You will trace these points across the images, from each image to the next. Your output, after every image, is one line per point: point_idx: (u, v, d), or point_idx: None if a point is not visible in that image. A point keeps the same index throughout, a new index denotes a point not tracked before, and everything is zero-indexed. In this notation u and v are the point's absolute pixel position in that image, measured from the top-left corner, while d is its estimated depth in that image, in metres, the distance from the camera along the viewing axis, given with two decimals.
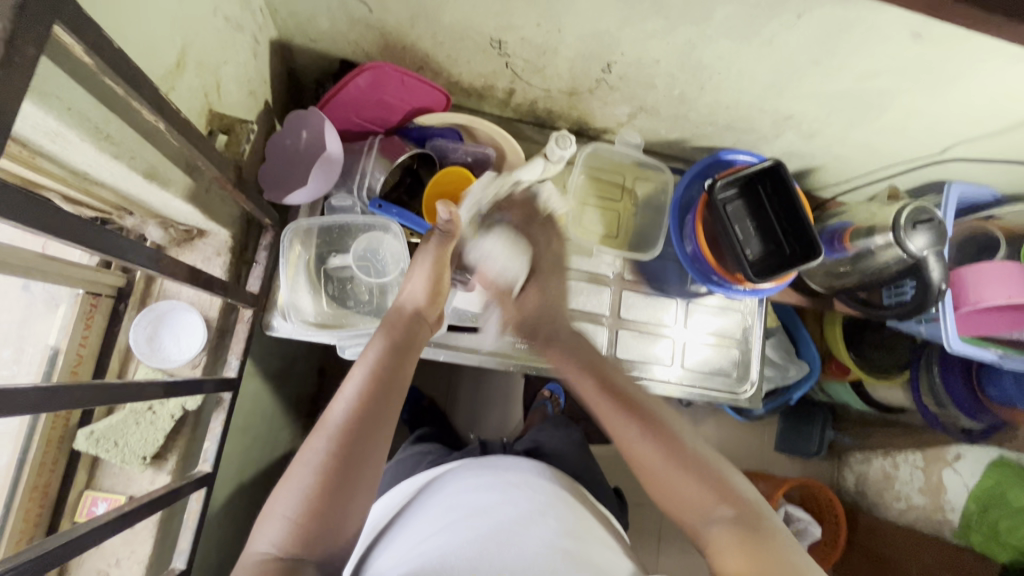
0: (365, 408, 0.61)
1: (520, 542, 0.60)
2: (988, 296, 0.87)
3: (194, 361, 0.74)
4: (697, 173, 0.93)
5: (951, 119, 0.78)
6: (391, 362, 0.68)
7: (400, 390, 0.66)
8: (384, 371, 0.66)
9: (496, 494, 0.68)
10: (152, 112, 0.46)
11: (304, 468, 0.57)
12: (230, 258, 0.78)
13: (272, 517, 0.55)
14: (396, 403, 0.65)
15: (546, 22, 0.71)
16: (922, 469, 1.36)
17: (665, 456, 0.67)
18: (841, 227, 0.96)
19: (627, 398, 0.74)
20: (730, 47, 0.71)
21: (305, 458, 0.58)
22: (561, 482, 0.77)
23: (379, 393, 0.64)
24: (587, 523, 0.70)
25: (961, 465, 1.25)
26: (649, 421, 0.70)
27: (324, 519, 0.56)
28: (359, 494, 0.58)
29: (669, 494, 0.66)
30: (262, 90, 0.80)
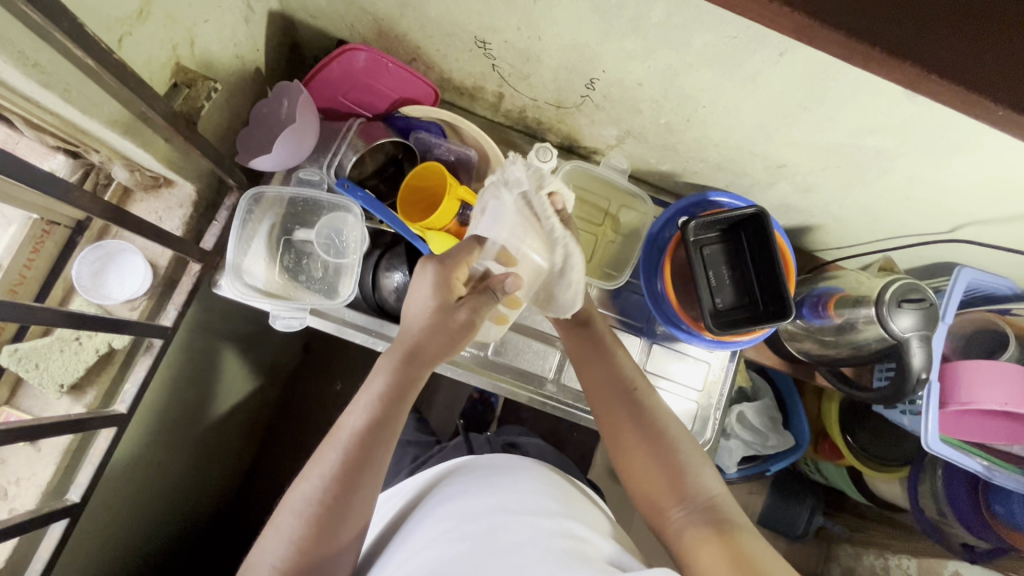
0: (352, 459, 0.63)
1: (514, 545, 0.57)
2: (983, 399, 0.79)
3: (133, 303, 0.76)
4: (679, 210, 0.89)
5: (957, 193, 0.71)
6: (389, 405, 0.66)
7: (393, 424, 0.66)
8: (381, 411, 0.66)
9: (483, 498, 0.66)
10: (76, 46, 0.47)
11: (293, 516, 0.61)
12: (191, 212, 0.80)
13: (260, 560, 0.61)
14: (388, 447, 0.66)
15: (527, 28, 0.69)
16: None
17: (645, 457, 0.72)
18: (828, 292, 0.89)
19: (618, 375, 0.77)
20: (712, 79, 0.67)
21: (296, 506, 0.62)
22: (548, 478, 0.74)
23: (370, 434, 0.64)
24: (584, 516, 0.68)
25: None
26: (632, 406, 0.75)
27: (307, 562, 0.61)
28: (345, 538, 0.63)
29: (642, 481, 0.72)
30: (254, 56, 0.82)
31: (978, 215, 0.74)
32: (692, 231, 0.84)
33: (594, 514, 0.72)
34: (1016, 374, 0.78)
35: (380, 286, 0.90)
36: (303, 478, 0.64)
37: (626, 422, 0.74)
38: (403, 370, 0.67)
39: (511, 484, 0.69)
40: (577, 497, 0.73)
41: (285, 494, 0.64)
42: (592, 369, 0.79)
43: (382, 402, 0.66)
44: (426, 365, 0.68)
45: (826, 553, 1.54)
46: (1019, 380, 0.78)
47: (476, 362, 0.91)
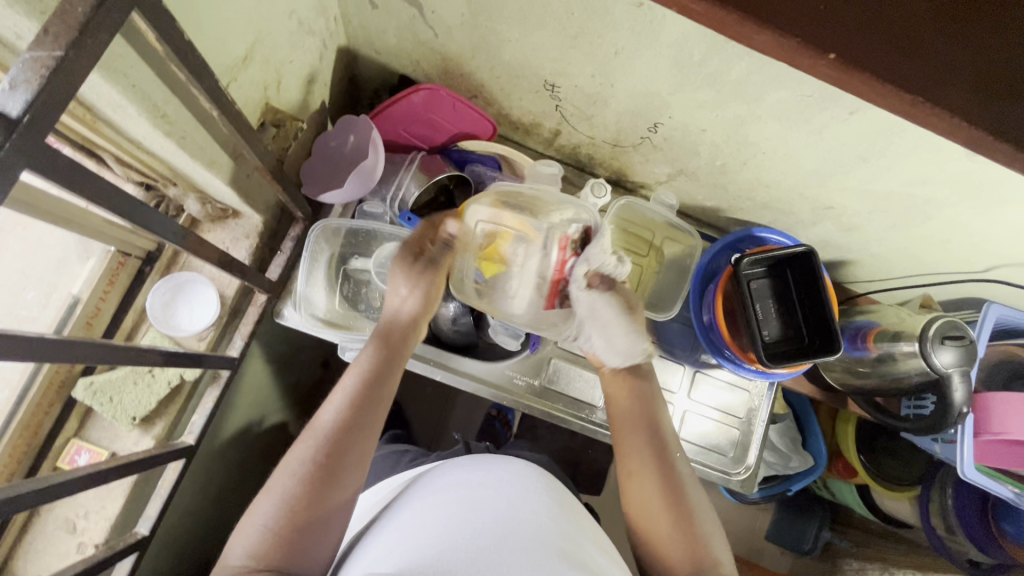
0: (345, 423, 0.67)
1: (515, 540, 0.56)
2: (1014, 429, 0.84)
3: (201, 335, 0.76)
4: (727, 245, 0.93)
5: (997, 239, 0.76)
6: (378, 377, 0.71)
7: (385, 397, 0.71)
8: (371, 379, 0.71)
9: (483, 490, 0.64)
10: (209, 101, 0.48)
11: (286, 477, 0.63)
12: (257, 243, 0.81)
13: (251, 525, 0.61)
14: (379, 421, 0.69)
15: (600, 76, 0.72)
16: None
17: (667, 518, 0.69)
18: (866, 327, 0.93)
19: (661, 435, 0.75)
20: (777, 131, 0.71)
21: (292, 466, 0.64)
22: (552, 480, 0.72)
23: (363, 402, 0.69)
24: (582, 526, 0.66)
25: None
26: (662, 462, 0.73)
27: (301, 528, 0.60)
28: (334, 513, 0.63)
29: (650, 534, 0.70)
30: (321, 91, 0.84)
31: (1012, 258, 0.79)
32: (743, 266, 0.87)
33: (595, 531, 0.69)
34: None
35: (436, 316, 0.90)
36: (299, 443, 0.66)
37: (660, 498, 0.71)
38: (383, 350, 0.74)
39: (511, 477, 0.68)
40: (569, 499, 0.71)
41: (282, 459, 0.65)
42: (623, 416, 0.78)
43: (372, 372, 0.71)
44: (407, 348, 0.77)
45: None
46: None
47: (530, 391, 0.92)
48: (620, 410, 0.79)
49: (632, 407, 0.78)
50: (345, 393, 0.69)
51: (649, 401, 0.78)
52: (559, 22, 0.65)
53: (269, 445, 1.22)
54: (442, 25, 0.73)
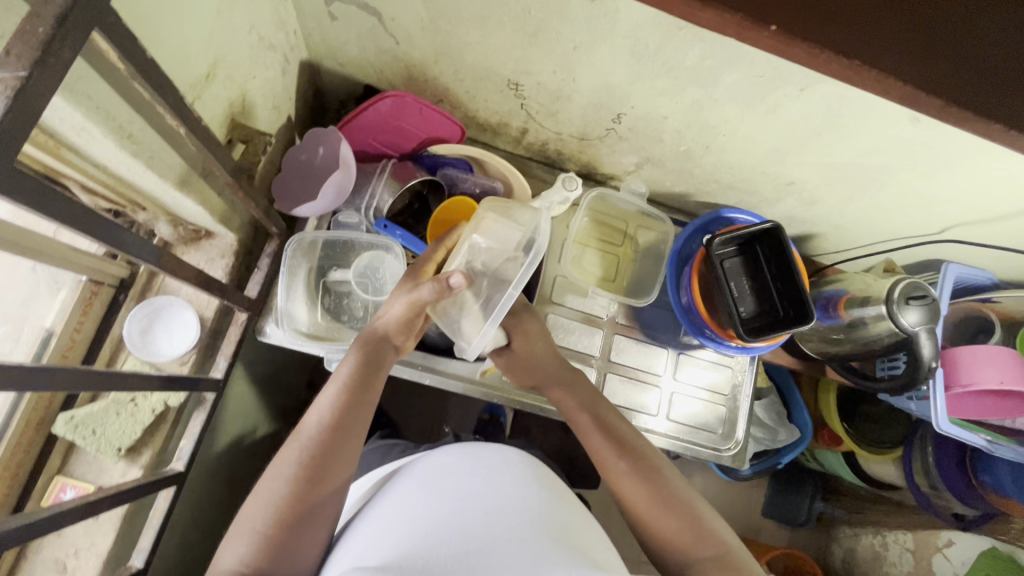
0: (329, 428, 0.67)
1: (506, 518, 0.57)
2: (982, 379, 0.88)
3: (183, 358, 0.76)
4: (698, 227, 0.96)
5: (948, 201, 0.80)
6: (364, 382, 0.71)
7: (371, 401, 0.71)
8: (351, 386, 0.70)
9: (472, 474, 0.65)
10: (175, 117, 0.48)
11: (275, 480, 0.63)
12: (233, 261, 0.80)
13: (241, 528, 0.61)
14: (363, 428, 0.70)
15: (562, 71, 0.74)
16: (912, 551, 1.33)
17: (652, 500, 0.69)
18: (835, 296, 0.97)
19: (623, 435, 0.74)
20: (735, 111, 0.73)
21: (278, 470, 0.64)
22: (540, 466, 0.73)
23: (350, 407, 0.69)
24: (575, 513, 0.66)
25: (951, 551, 1.23)
26: (633, 454, 0.72)
27: (291, 528, 0.61)
28: (323, 510, 0.63)
29: (647, 515, 0.69)
30: (287, 105, 0.84)
31: (965, 218, 0.83)
32: (715, 247, 0.91)
33: (583, 512, 0.69)
34: (999, 355, 0.89)
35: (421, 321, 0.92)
36: (285, 451, 0.66)
37: (626, 468, 0.71)
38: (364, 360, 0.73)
39: (498, 465, 0.68)
40: (555, 481, 0.71)
41: (269, 463, 0.66)
42: (581, 420, 0.77)
43: (353, 383, 0.70)
44: (387, 361, 0.75)
45: (827, 536, 1.63)
46: (1006, 360, 0.89)
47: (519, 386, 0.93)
48: (582, 428, 0.76)
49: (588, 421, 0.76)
50: (329, 401, 0.69)
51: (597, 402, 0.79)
52: (517, 21, 0.67)
53: (261, 469, 1.19)
54: (403, 32, 0.75)
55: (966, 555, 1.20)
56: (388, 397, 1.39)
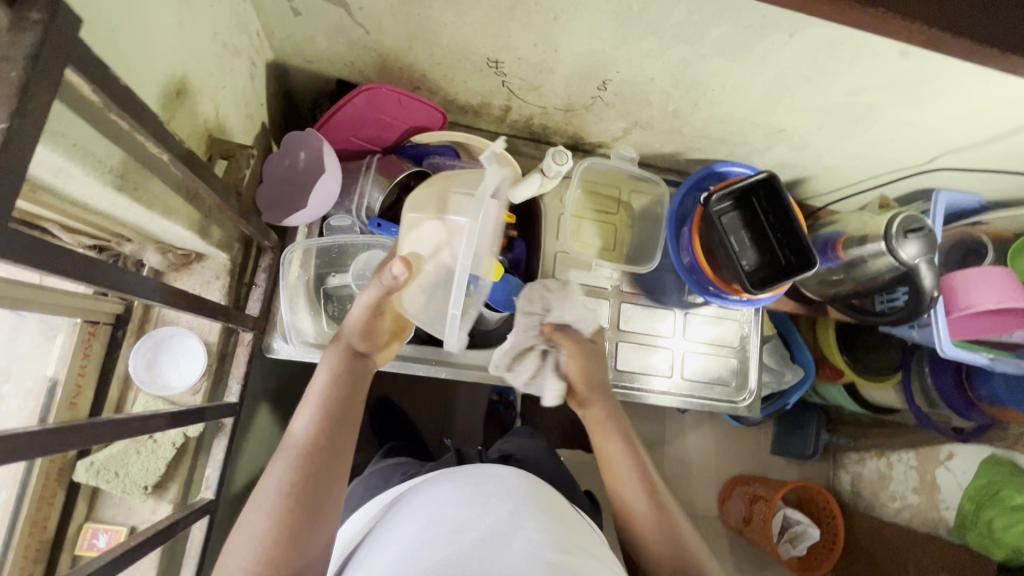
0: (314, 449, 0.62)
1: (501, 547, 0.57)
2: (978, 301, 0.91)
3: (195, 388, 0.74)
4: (692, 185, 0.95)
5: (938, 130, 0.81)
6: (342, 395, 0.66)
7: (355, 416, 0.67)
8: (329, 404, 0.65)
9: (466, 505, 0.65)
10: (157, 144, 0.46)
11: (256, 516, 0.58)
12: (229, 281, 0.78)
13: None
14: (350, 443, 0.65)
15: (543, 43, 0.72)
16: (916, 467, 1.40)
17: (652, 521, 0.71)
18: (833, 237, 0.99)
19: (642, 459, 0.77)
20: (724, 64, 0.72)
21: (257, 505, 0.58)
22: (533, 487, 0.73)
23: (334, 423, 0.64)
24: (573, 534, 0.65)
25: (954, 464, 1.29)
26: (644, 475, 0.75)
27: (285, 562, 0.56)
28: (318, 534, 0.59)
29: (643, 538, 0.72)
30: (259, 111, 0.80)
31: (953, 145, 0.84)
32: (711, 204, 0.90)
33: (583, 532, 0.70)
34: (996, 275, 0.91)
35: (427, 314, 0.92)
36: (263, 483, 0.60)
37: (637, 492, 0.74)
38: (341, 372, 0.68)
39: (495, 490, 0.68)
40: (552, 500, 0.71)
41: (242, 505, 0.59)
42: (600, 435, 0.80)
43: (331, 401, 0.65)
44: (365, 371, 0.71)
45: (835, 464, 1.70)
46: (1003, 279, 0.91)
47: None
48: (599, 440, 0.80)
49: (612, 436, 0.79)
50: (305, 425, 0.64)
51: (623, 420, 0.81)
52: None
53: None
54: (373, 20, 0.71)
55: (968, 466, 1.26)
56: (400, 392, 1.39)
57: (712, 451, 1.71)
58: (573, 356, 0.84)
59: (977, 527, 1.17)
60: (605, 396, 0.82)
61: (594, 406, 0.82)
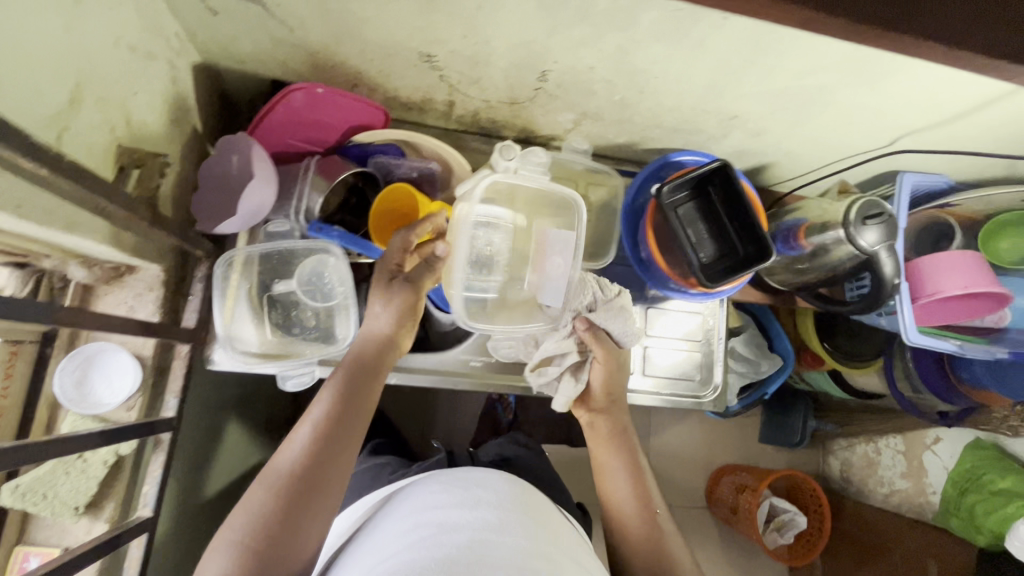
0: (325, 434, 0.67)
1: (494, 545, 0.56)
2: (946, 286, 0.88)
3: (128, 404, 0.72)
4: (647, 177, 0.92)
5: (893, 112, 0.77)
6: (355, 391, 0.72)
7: (365, 412, 0.72)
8: (345, 395, 0.71)
9: (457, 505, 0.63)
10: (28, 159, 0.43)
11: (262, 492, 0.62)
12: (163, 292, 0.75)
13: (227, 534, 0.60)
14: (358, 435, 0.70)
15: (472, 35, 0.69)
16: (904, 452, 1.38)
17: (641, 527, 0.79)
18: (796, 225, 0.96)
19: (643, 474, 0.83)
20: (662, 51, 0.69)
21: (267, 481, 0.64)
22: (520, 493, 0.71)
23: (345, 414, 0.69)
24: (561, 542, 0.64)
25: (940, 448, 1.27)
26: (642, 488, 0.82)
27: (278, 537, 0.60)
28: (314, 515, 0.63)
29: (630, 541, 0.79)
30: (187, 116, 0.77)
31: (912, 126, 0.81)
32: (665, 196, 0.88)
33: (572, 541, 0.68)
34: (965, 260, 0.88)
35: None
36: (274, 461, 0.66)
37: (631, 501, 0.81)
38: (357, 369, 0.74)
39: (486, 493, 0.67)
40: (546, 511, 0.70)
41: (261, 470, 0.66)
42: (604, 442, 0.86)
43: (346, 392, 0.71)
44: (380, 370, 0.76)
45: (823, 450, 1.68)
46: (972, 265, 0.88)
47: (488, 369, 0.92)
48: (601, 448, 0.86)
49: (617, 448, 0.85)
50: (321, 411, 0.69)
51: (630, 439, 0.86)
52: None
53: None
54: (292, 17, 0.68)
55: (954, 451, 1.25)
56: None
57: (697, 442, 1.69)
58: (598, 369, 0.85)
59: (960, 512, 1.16)
60: (614, 410, 0.87)
61: (602, 418, 0.87)
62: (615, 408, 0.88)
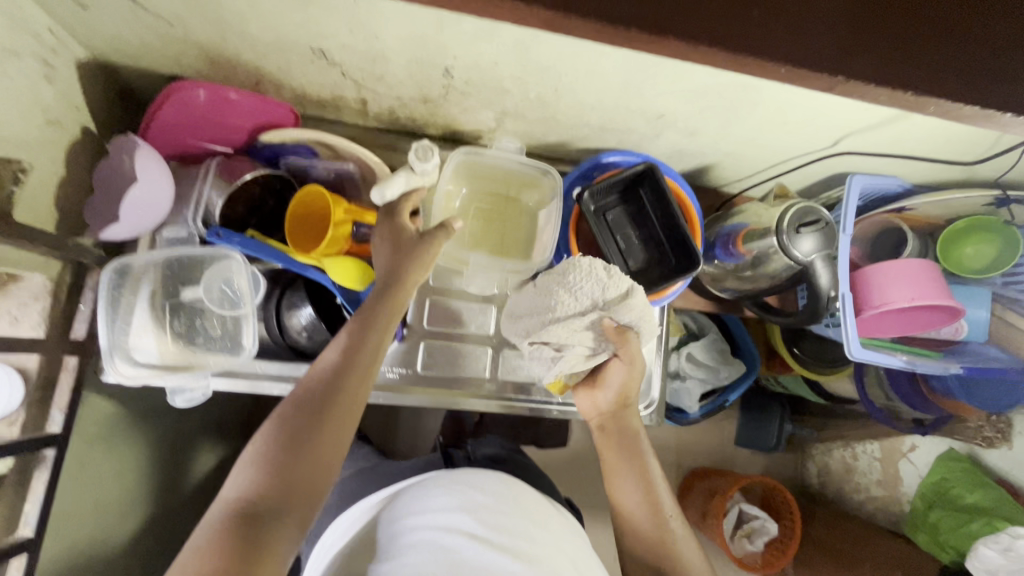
0: (346, 354, 0.65)
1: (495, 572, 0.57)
2: (894, 297, 0.82)
3: (10, 419, 0.69)
4: (575, 179, 0.87)
5: (827, 111, 0.71)
6: (377, 314, 0.68)
7: (386, 333, 0.68)
8: (366, 319, 0.68)
9: (454, 513, 0.63)
10: None
11: (287, 408, 0.61)
12: (50, 302, 0.72)
13: (252, 450, 0.59)
14: (378, 358, 0.67)
15: (358, 29, 0.64)
16: (880, 459, 1.27)
17: (652, 532, 0.74)
18: (734, 231, 0.88)
19: (652, 479, 0.77)
20: (563, 46, 0.63)
21: (293, 399, 0.62)
22: (518, 493, 0.70)
23: (364, 338, 0.66)
24: (564, 551, 0.65)
25: (916, 456, 1.17)
26: (649, 489, 0.76)
27: (297, 455, 0.58)
28: (333, 434, 0.60)
29: (638, 544, 0.75)
30: (73, 117, 0.73)
31: (851, 126, 0.75)
32: (589, 201, 0.82)
33: (573, 541, 0.69)
34: (913, 268, 0.82)
35: (287, 328, 0.86)
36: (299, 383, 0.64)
37: (638, 506, 0.76)
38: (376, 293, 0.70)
39: (488, 499, 0.67)
40: (532, 501, 0.70)
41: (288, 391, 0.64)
42: (612, 444, 0.80)
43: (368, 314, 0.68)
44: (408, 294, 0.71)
45: (802, 455, 1.61)
46: (920, 273, 0.82)
47: (406, 380, 0.88)
48: (608, 454, 0.81)
49: (621, 452, 0.79)
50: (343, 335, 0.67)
51: (636, 442, 0.80)
52: None
53: None
54: (163, 11, 0.64)
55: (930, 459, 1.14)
56: None
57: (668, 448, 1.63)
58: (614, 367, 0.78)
59: (927, 526, 1.08)
60: (623, 409, 0.81)
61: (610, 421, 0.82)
62: (626, 415, 0.81)
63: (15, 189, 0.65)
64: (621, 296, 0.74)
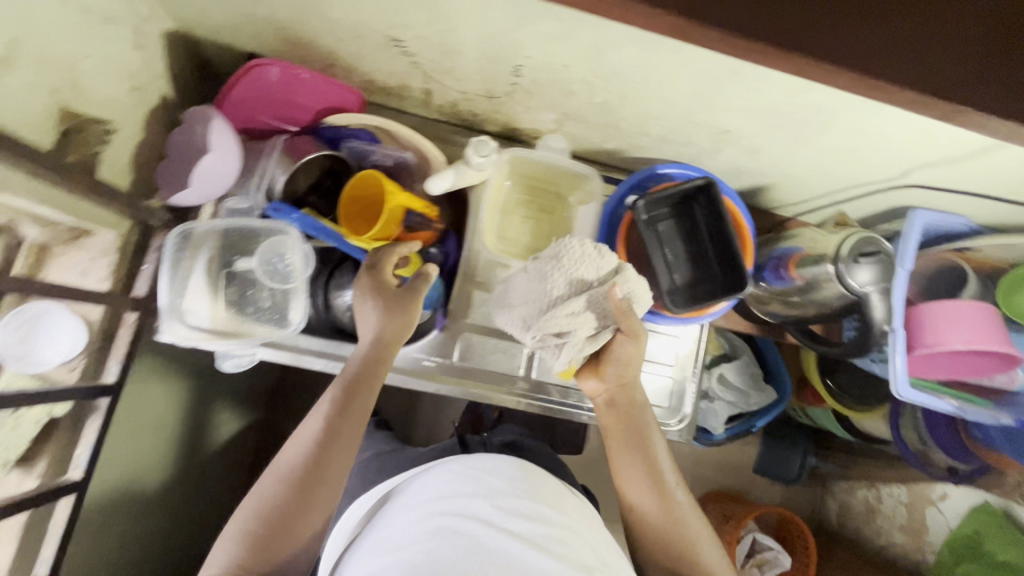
0: (331, 421, 0.67)
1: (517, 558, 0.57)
2: (949, 339, 0.79)
3: (70, 365, 0.71)
4: (629, 187, 0.86)
5: (899, 141, 0.70)
6: (360, 382, 0.71)
7: (368, 395, 0.70)
8: (350, 386, 0.70)
9: (468, 494, 0.64)
10: None
11: (270, 482, 0.64)
12: (117, 259, 0.75)
13: (238, 518, 0.63)
14: (363, 419, 0.70)
15: (436, 21, 0.65)
16: (906, 504, 1.22)
17: (665, 527, 0.73)
18: (788, 254, 0.88)
19: (661, 471, 0.75)
20: (638, 54, 0.63)
21: (275, 472, 0.65)
22: (542, 487, 0.70)
23: (347, 405, 0.69)
24: (589, 548, 0.64)
25: (946, 505, 1.11)
26: (659, 480, 0.74)
27: (280, 527, 0.62)
28: (317, 500, 0.64)
29: (650, 535, 0.74)
30: (154, 84, 0.77)
31: (921, 159, 0.73)
32: (643, 211, 0.82)
33: (596, 537, 0.69)
34: (967, 310, 0.79)
35: (334, 306, 0.88)
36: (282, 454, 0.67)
37: (648, 495, 0.74)
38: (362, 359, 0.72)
39: (507, 488, 0.66)
40: (561, 496, 0.70)
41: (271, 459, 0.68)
42: (618, 432, 0.77)
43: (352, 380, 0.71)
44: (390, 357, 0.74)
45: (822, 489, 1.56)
46: (977, 317, 0.79)
47: (442, 370, 0.89)
48: (612, 435, 0.78)
49: (625, 432, 0.77)
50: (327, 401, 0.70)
51: (640, 422, 0.77)
52: None
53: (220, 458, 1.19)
54: None
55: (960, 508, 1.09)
56: None
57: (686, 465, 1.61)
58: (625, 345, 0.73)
59: None
60: (628, 388, 0.77)
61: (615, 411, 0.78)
62: (635, 398, 0.78)
63: (96, 148, 0.69)
64: (614, 270, 0.72)
